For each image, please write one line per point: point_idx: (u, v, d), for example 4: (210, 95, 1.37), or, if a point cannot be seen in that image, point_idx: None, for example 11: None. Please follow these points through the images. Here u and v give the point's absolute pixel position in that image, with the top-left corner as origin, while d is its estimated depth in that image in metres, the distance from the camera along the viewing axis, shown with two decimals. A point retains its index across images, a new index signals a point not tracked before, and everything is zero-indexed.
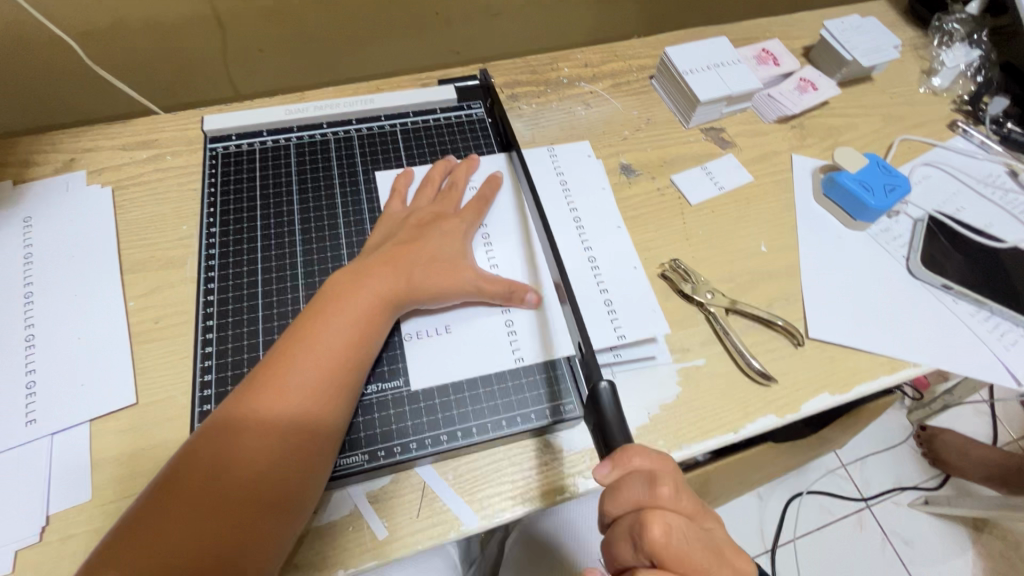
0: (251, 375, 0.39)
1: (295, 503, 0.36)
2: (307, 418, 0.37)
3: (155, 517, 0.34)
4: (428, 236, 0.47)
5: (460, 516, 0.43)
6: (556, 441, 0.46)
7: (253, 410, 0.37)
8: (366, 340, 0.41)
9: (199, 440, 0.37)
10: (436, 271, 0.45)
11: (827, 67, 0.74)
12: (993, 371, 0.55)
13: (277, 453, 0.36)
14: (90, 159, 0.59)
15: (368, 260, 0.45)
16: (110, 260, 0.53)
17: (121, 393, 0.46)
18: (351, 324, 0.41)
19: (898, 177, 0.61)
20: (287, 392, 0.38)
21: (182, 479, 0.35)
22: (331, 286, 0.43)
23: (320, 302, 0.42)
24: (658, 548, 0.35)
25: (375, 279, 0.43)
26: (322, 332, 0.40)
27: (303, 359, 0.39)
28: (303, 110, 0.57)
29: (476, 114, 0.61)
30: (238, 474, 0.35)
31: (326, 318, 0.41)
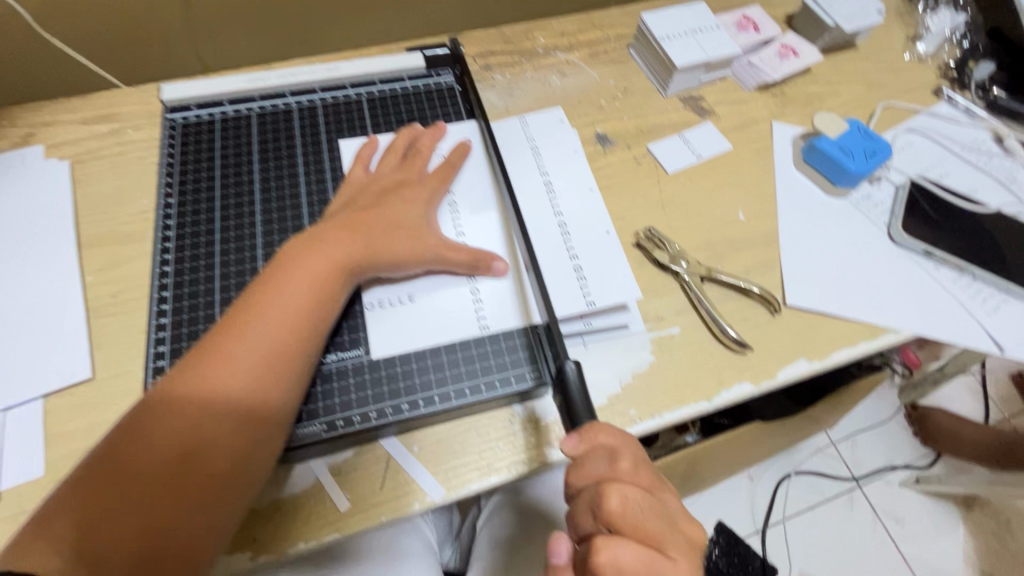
0: (196, 345, 0.37)
1: (243, 476, 0.35)
2: (257, 388, 0.36)
3: (95, 487, 0.33)
4: (388, 202, 0.46)
5: (425, 487, 0.42)
6: (524, 411, 0.45)
7: (197, 379, 0.35)
8: (321, 308, 0.39)
9: (139, 412, 0.35)
10: (396, 238, 0.44)
11: (809, 34, 0.72)
12: (974, 337, 0.54)
13: (223, 424, 0.35)
14: (48, 134, 0.57)
15: (324, 226, 0.43)
16: (67, 234, 0.51)
17: (77, 368, 0.45)
18: (304, 292, 0.39)
19: (879, 142, 0.59)
20: (235, 362, 0.36)
21: (123, 449, 0.34)
22: (285, 252, 0.41)
23: (272, 270, 0.40)
24: (615, 517, 0.34)
25: (331, 245, 0.41)
26: (273, 301, 0.38)
27: (251, 327, 0.37)
28: (265, 79, 0.56)
29: (445, 82, 0.59)
30: (181, 445, 0.34)
31: (277, 286, 0.39)
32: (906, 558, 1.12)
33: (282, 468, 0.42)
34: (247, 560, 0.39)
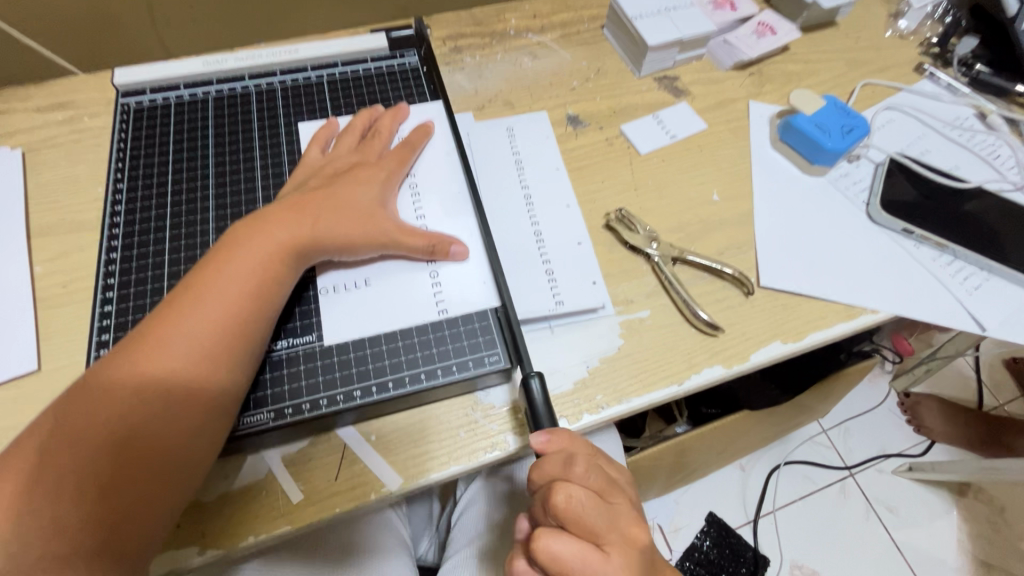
0: (135, 329, 0.36)
1: (179, 464, 0.34)
2: (196, 370, 0.35)
3: (24, 475, 0.32)
4: (339, 184, 0.45)
5: (381, 478, 0.41)
6: (484, 397, 0.44)
7: (132, 365, 0.34)
8: (264, 291, 0.38)
9: (73, 397, 0.34)
10: (348, 220, 0.43)
11: (788, 12, 0.70)
12: (955, 318, 0.52)
13: (159, 411, 0.34)
14: (1, 122, 0.55)
15: (272, 208, 0.42)
16: (17, 224, 0.50)
17: (22, 360, 0.43)
18: (247, 273, 0.38)
19: (858, 118, 0.57)
20: (173, 344, 0.35)
21: (54, 436, 0.33)
22: (230, 237, 0.40)
23: (215, 252, 0.39)
24: (560, 514, 0.33)
25: (276, 228, 0.40)
26: (214, 282, 0.37)
27: (190, 311, 0.36)
28: (222, 61, 0.54)
29: (409, 63, 0.57)
30: (113, 433, 0.33)
31: (219, 267, 0.38)
32: (900, 547, 1.11)
33: (232, 460, 0.40)
34: (194, 555, 0.38)
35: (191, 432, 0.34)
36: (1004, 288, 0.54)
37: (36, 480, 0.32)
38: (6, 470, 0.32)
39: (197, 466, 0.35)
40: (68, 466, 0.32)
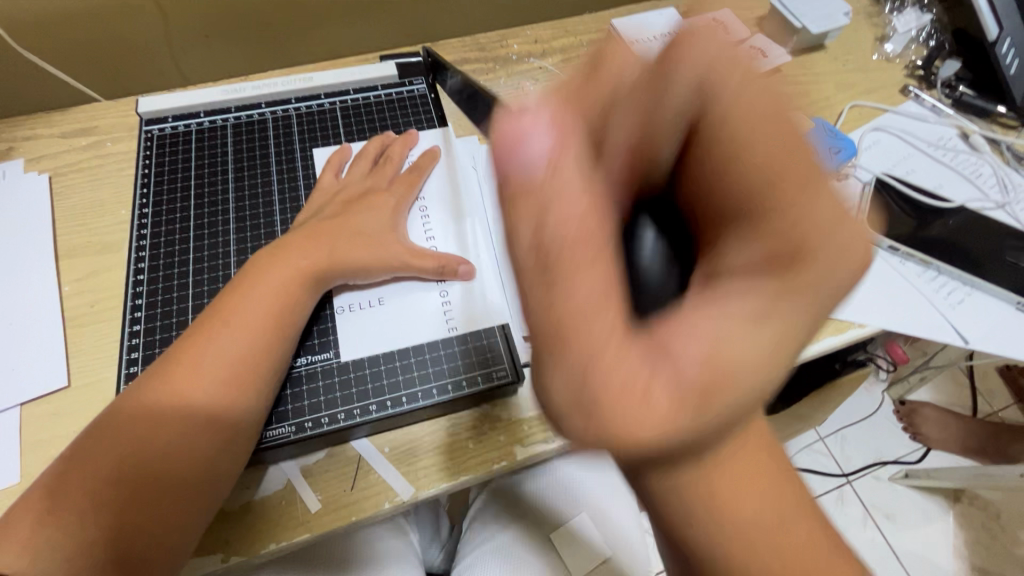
0: (167, 351, 0.39)
1: (208, 480, 0.36)
2: (222, 388, 0.38)
3: (66, 491, 0.34)
4: (354, 212, 0.49)
5: (395, 487, 0.43)
6: (492, 410, 0.46)
7: (164, 386, 0.37)
8: (285, 314, 0.41)
9: (111, 418, 0.37)
10: (363, 247, 0.46)
11: (778, 36, 0.74)
12: (940, 332, 0.55)
13: (191, 429, 0.37)
14: (29, 147, 0.58)
15: (292, 236, 0.45)
16: (45, 246, 0.52)
17: (53, 377, 0.46)
18: (269, 296, 0.41)
19: (843, 140, 0.62)
20: (201, 364, 0.38)
21: (94, 455, 0.35)
22: (252, 265, 0.44)
23: (241, 279, 0.43)
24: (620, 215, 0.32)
25: (295, 256, 0.44)
26: (238, 306, 0.41)
27: (218, 334, 0.39)
28: (240, 90, 0.57)
29: (419, 89, 0.60)
30: (149, 451, 0.35)
31: (244, 292, 0.41)
32: (897, 554, 1.12)
33: (253, 472, 0.42)
34: (218, 562, 0.40)
35: (216, 445, 0.37)
36: (986, 303, 0.56)
37: (73, 494, 0.34)
38: (49, 485, 0.35)
39: (222, 477, 0.37)
40: (104, 480, 0.34)
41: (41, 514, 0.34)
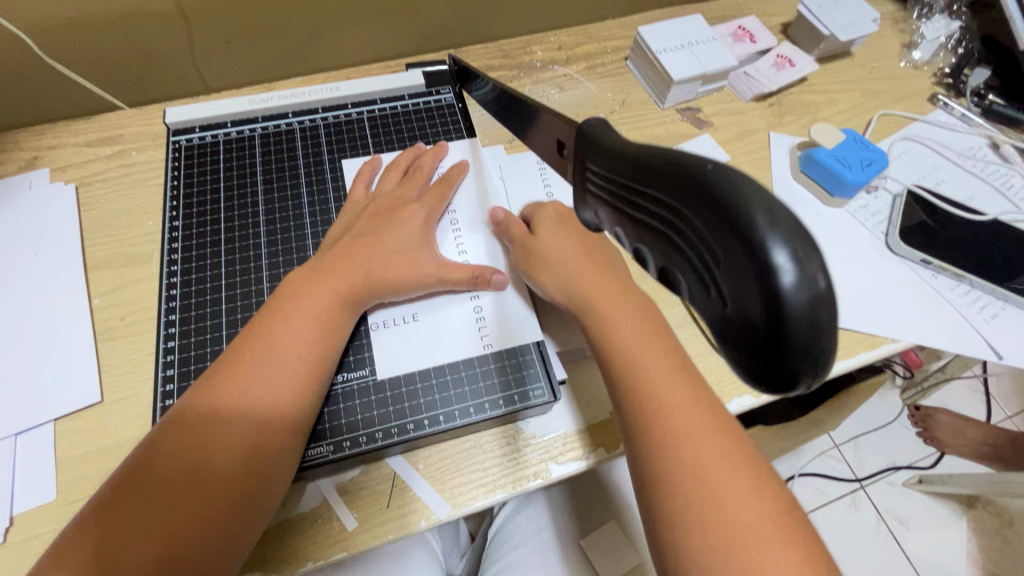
0: (214, 370, 0.40)
1: (258, 501, 0.37)
2: (268, 412, 0.38)
3: (118, 510, 0.34)
4: (386, 227, 0.48)
5: (430, 505, 0.43)
6: (526, 428, 0.46)
7: (216, 407, 0.38)
8: (327, 337, 0.42)
9: (161, 437, 0.37)
10: (401, 264, 0.47)
11: (805, 43, 0.72)
12: (974, 346, 0.54)
13: (241, 451, 0.37)
14: (54, 156, 0.58)
15: (326, 257, 0.46)
16: (74, 258, 0.52)
17: (86, 392, 0.45)
18: (309, 321, 0.42)
19: (876, 151, 0.60)
20: (247, 388, 0.39)
21: (146, 474, 0.35)
22: (291, 284, 0.44)
23: (279, 301, 0.43)
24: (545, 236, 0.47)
25: (334, 276, 0.44)
26: (280, 329, 0.41)
27: (265, 357, 0.40)
28: (267, 100, 0.57)
29: (445, 99, 0.61)
30: (200, 473, 0.36)
31: (285, 316, 0.42)
32: (911, 559, 1.12)
33: (291, 489, 0.42)
34: None
35: (263, 468, 0.37)
36: (1020, 318, 0.56)
37: (120, 520, 0.34)
38: (95, 512, 0.34)
39: (267, 497, 0.38)
40: (152, 504, 0.34)
41: (86, 540, 0.33)
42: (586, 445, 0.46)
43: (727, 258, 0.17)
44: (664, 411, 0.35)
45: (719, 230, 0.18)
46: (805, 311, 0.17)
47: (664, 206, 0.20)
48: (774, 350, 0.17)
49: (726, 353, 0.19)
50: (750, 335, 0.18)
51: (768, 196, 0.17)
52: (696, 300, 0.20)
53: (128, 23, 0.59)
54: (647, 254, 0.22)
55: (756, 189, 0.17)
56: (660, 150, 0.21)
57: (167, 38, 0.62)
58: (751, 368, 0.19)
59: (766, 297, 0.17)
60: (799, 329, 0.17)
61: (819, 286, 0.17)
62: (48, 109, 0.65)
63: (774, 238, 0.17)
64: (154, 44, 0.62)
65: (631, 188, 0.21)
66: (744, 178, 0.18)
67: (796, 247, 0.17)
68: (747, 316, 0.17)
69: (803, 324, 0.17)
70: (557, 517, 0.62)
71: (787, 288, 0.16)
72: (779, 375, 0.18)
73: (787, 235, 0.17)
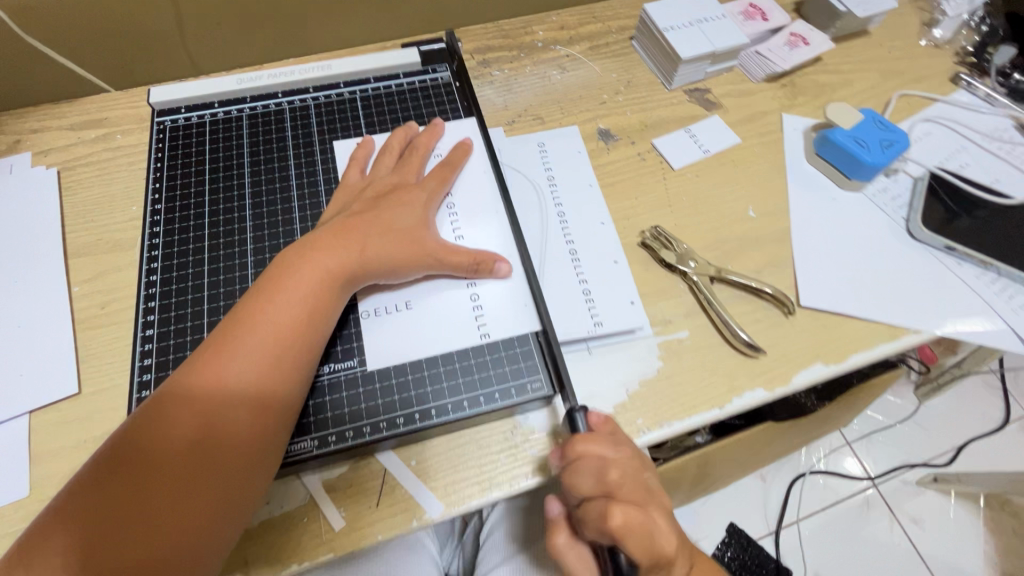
0: (196, 353, 0.38)
1: (242, 494, 0.36)
2: (256, 401, 0.37)
3: (95, 499, 0.33)
4: (381, 209, 0.46)
5: (422, 504, 0.40)
6: (525, 422, 0.43)
7: (195, 395, 0.36)
8: (316, 320, 0.40)
9: (140, 423, 0.35)
10: (394, 247, 0.44)
11: (819, 22, 0.69)
12: (999, 337, 0.51)
13: (222, 441, 0.35)
14: (36, 140, 0.56)
15: (318, 236, 0.43)
16: (54, 244, 0.50)
17: (64, 382, 0.43)
18: (297, 302, 0.40)
19: (896, 132, 0.56)
20: (234, 378, 0.37)
21: (122, 466, 0.34)
22: (278, 265, 0.42)
23: (264, 283, 0.41)
24: (614, 487, 0.35)
25: (322, 256, 0.42)
26: (265, 315, 0.39)
27: (248, 340, 0.38)
28: (256, 79, 0.55)
29: (442, 78, 0.58)
30: (181, 463, 0.34)
31: (269, 300, 0.40)
32: (925, 558, 1.09)
33: (275, 485, 0.40)
34: None
35: (246, 458, 0.36)
36: None
37: (95, 515, 0.32)
38: (66, 507, 0.33)
39: (256, 489, 0.36)
40: (130, 495, 0.33)
41: (60, 535, 0.32)
42: None
43: None
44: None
45: None
46: None
47: None
48: None
49: None
50: None
51: None
52: None
53: (113, 4, 0.56)
54: None
55: None
56: None
57: (153, 19, 0.59)
58: None
59: None
60: None
61: None
62: (29, 93, 0.61)
63: None
64: (139, 27, 0.59)
65: None
66: None
67: None
68: None
69: None
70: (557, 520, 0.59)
71: None
72: None
73: None
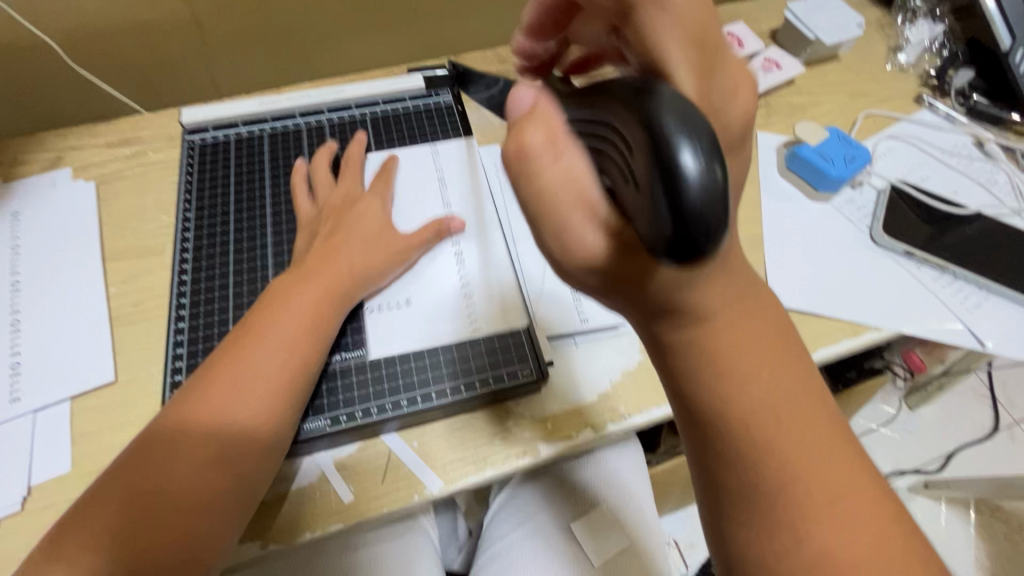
0: (211, 360, 0.43)
1: (248, 486, 0.39)
2: (266, 402, 0.41)
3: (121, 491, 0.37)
4: (346, 221, 0.52)
5: (423, 480, 0.45)
6: (517, 409, 0.48)
7: (209, 397, 0.40)
8: (316, 330, 0.45)
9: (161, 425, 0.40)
10: (372, 255, 0.50)
11: (792, 48, 0.75)
12: (954, 333, 0.56)
13: (232, 437, 0.39)
14: (75, 157, 0.61)
15: (306, 258, 0.49)
16: (92, 249, 0.55)
17: (101, 371, 0.48)
18: (299, 314, 0.45)
19: (858, 147, 0.62)
20: (243, 383, 0.41)
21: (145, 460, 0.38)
22: (280, 284, 0.47)
23: (270, 299, 0.46)
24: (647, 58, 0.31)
25: (318, 274, 0.47)
26: (274, 324, 0.44)
27: (258, 346, 0.42)
28: (277, 102, 0.61)
29: (444, 101, 0.64)
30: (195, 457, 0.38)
31: (276, 312, 0.44)
32: None
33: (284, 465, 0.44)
34: (257, 548, 0.42)
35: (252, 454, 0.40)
36: (1000, 307, 0.57)
37: (120, 510, 0.36)
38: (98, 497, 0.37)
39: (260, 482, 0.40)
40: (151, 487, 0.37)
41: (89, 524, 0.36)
42: (573, 424, 0.48)
43: (638, 149, 0.23)
44: (753, 449, 0.29)
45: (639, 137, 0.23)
46: (701, 192, 0.21)
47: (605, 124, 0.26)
48: (678, 222, 0.22)
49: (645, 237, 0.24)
50: (660, 223, 0.23)
51: (679, 105, 0.23)
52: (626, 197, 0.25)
53: (148, 35, 0.62)
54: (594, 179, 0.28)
55: (670, 99, 0.24)
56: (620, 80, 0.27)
57: (182, 48, 0.65)
58: (658, 242, 0.23)
59: (670, 172, 0.22)
60: (698, 204, 0.21)
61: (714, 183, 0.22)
62: (68, 112, 0.67)
63: (681, 140, 0.22)
64: (170, 55, 0.65)
65: (587, 114, 0.28)
66: (670, 96, 0.24)
67: (696, 142, 0.22)
68: (653, 204, 0.23)
69: (702, 199, 0.21)
70: (550, 504, 0.60)
71: (687, 165, 0.22)
72: (683, 241, 0.22)
73: (693, 141, 0.22)
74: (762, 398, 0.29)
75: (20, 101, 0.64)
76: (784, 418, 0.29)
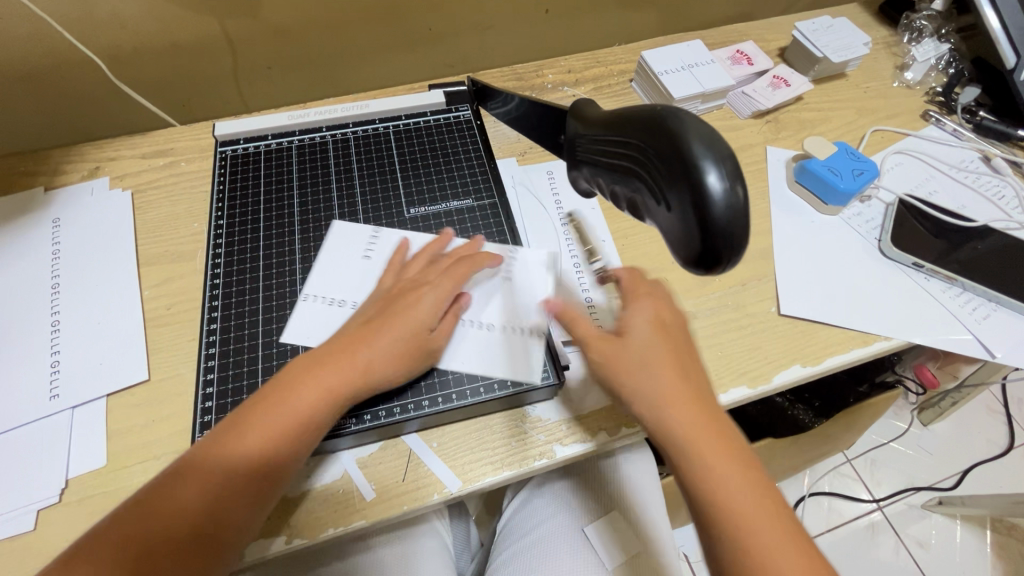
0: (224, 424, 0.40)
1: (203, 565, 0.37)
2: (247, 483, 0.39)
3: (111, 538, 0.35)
4: (393, 309, 0.46)
5: (442, 479, 0.46)
6: (534, 412, 0.50)
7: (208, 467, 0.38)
8: (318, 427, 0.41)
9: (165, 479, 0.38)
10: (398, 353, 0.44)
11: (800, 65, 0.77)
12: (965, 344, 0.56)
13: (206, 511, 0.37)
14: (113, 167, 0.65)
15: (331, 346, 0.44)
16: (127, 254, 0.58)
17: (136, 370, 0.50)
18: (309, 407, 0.41)
19: (864, 162, 0.64)
20: (258, 439, 0.39)
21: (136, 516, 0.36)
22: (300, 365, 0.43)
23: (287, 382, 0.42)
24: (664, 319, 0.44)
25: (334, 372, 0.42)
26: (284, 409, 0.41)
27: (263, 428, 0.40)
28: (305, 115, 0.64)
29: (464, 116, 0.67)
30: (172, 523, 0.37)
31: (290, 397, 0.41)
32: None
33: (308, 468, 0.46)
34: (282, 543, 0.43)
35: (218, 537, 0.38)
36: (1010, 319, 0.58)
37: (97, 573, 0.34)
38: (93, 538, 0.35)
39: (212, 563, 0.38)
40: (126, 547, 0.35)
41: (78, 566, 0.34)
42: (589, 427, 0.49)
43: (667, 174, 0.28)
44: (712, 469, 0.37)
45: (667, 161, 0.28)
46: (724, 207, 0.26)
47: (632, 149, 0.30)
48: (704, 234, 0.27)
49: (676, 251, 0.29)
50: (690, 236, 0.27)
51: (703, 131, 0.28)
52: (656, 213, 0.30)
53: (183, 52, 0.66)
54: (624, 194, 0.33)
55: (694, 125, 0.28)
56: (642, 108, 0.31)
57: (213, 64, 0.68)
58: (688, 253, 0.28)
59: (695, 193, 0.26)
60: (721, 223, 0.26)
61: (736, 201, 0.26)
62: (110, 125, 0.71)
63: (706, 163, 0.26)
64: (202, 71, 0.68)
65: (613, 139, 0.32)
66: (693, 123, 0.28)
67: (720, 167, 0.26)
68: (685, 221, 0.27)
69: (725, 216, 0.26)
70: (562, 509, 0.62)
71: (712, 185, 0.26)
72: (708, 251, 0.27)
73: (717, 165, 0.26)
74: (725, 476, 0.37)
75: (57, 113, 0.67)
76: (721, 446, 0.38)
